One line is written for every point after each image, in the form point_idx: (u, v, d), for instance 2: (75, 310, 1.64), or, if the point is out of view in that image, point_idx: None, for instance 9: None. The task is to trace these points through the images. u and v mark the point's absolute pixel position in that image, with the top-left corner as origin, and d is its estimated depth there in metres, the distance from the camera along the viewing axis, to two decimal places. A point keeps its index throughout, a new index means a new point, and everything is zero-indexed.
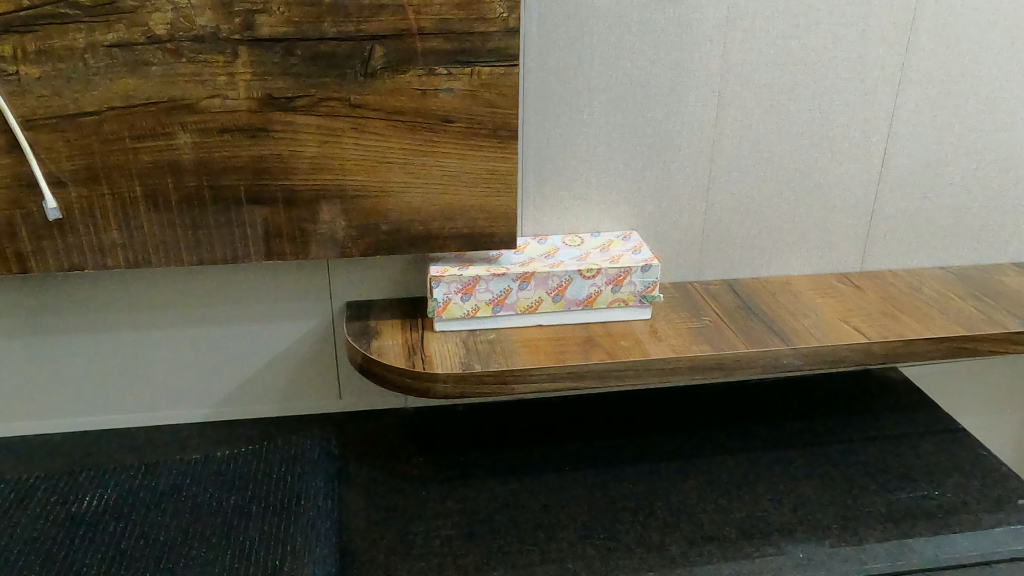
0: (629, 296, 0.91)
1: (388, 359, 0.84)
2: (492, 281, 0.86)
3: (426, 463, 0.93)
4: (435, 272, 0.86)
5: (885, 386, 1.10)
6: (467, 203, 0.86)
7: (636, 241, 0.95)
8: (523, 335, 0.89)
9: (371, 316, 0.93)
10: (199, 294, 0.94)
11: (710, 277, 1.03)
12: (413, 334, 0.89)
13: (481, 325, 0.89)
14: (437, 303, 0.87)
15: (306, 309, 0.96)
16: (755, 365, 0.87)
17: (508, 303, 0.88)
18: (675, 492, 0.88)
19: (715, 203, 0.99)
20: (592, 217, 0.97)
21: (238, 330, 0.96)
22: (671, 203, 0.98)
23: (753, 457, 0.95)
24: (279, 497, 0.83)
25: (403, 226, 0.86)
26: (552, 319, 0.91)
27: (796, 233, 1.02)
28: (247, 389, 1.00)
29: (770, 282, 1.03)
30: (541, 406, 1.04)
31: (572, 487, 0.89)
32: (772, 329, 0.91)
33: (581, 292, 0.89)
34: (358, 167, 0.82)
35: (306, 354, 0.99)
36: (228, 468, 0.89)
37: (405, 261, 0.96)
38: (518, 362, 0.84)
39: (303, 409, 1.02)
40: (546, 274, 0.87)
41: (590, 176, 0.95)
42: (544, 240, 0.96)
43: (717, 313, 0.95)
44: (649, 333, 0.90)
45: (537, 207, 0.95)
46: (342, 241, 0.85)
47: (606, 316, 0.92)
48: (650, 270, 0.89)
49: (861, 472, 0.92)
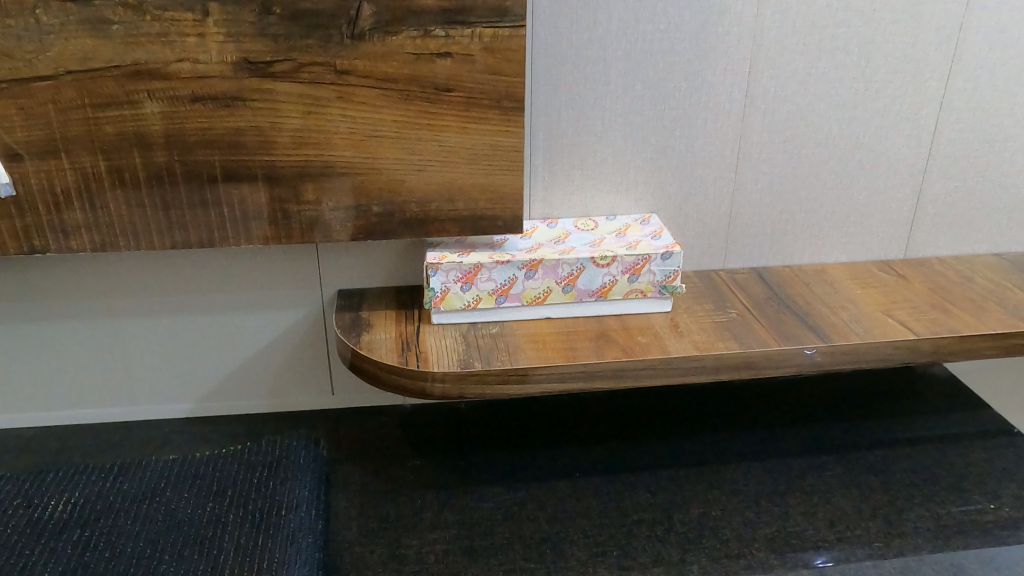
0: (648, 287, 0.82)
1: (379, 355, 0.76)
2: (495, 269, 0.78)
3: (423, 468, 0.85)
4: (432, 259, 0.77)
5: (928, 385, 1.01)
6: (468, 182, 0.77)
7: (656, 225, 0.86)
8: (530, 330, 0.80)
9: (364, 306, 0.85)
10: (179, 281, 0.86)
11: (738, 264, 0.94)
12: (409, 327, 0.81)
13: (484, 317, 0.81)
14: (435, 293, 0.78)
15: (294, 299, 0.88)
16: (789, 365, 0.78)
17: (513, 294, 0.80)
18: (698, 504, 0.80)
19: (745, 184, 0.89)
20: (607, 199, 0.88)
21: (222, 321, 0.88)
22: (695, 184, 0.88)
23: (783, 464, 0.86)
24: (259, 505, 0.76)
25: (397, 208, 0.77)
26: (561, 312, 0.82)
27: (833, 217, 0.93)
28: (232, 383, 0.92)
29: (803, 271, 0.94)
30: (550, 405, 0.96)
31: (584, 497, 0.81)
32: (807, 324, 0.82)
33: (594, 281, 0.80)
34: (346, 141, 0.74)
35: (296, 347, 0.91)
36: (207, 471, 0.81)
37: (401, 247, 0.87)
38: (525, 360, 0.75)
39: (293, 404, 0.95)
40: (555, 261, 0.78)
41: (606, 153, 0.85)
42: (554, 223, 0.87)
43: (746, 305, 0.86)
44: (671, 327, 0.81)
45: (547, 186, 0.86)
46: (330, 224, 0.77)
47: (623, 308, 0.83)
48: (671, 258, 0.80)
49: (905, 482, 0.83)
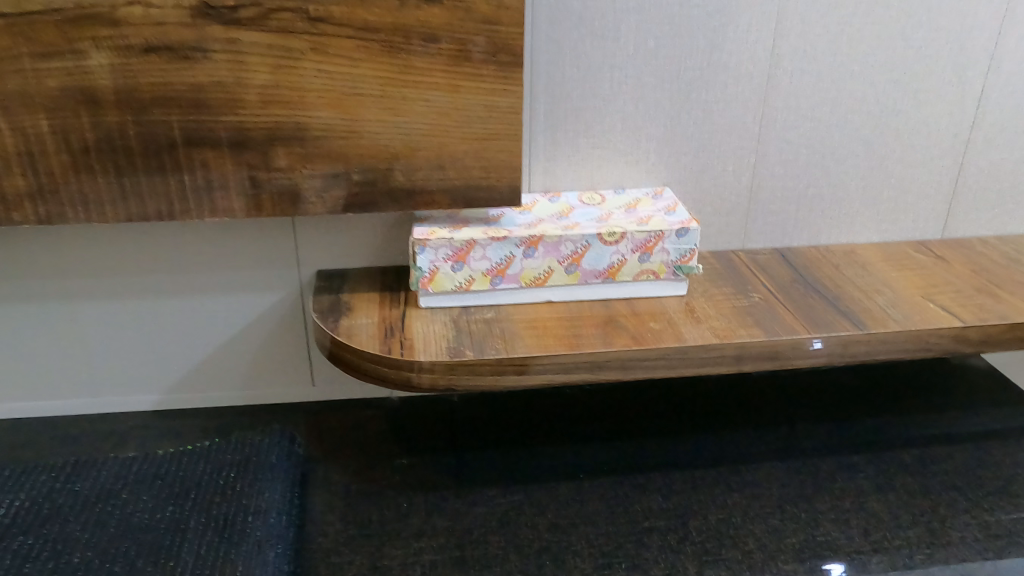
0: (661, 268, 0.73)
1: (359, 342, 0.68)
2: (491, 247, 0.69)
3: (410, 468, 0.77)
4: (419, 235, 0.69)
5: (964, 378, 0.92)
6: (460, 147, 0.68)
7: (669, 199, 0.77)
8: (530, 315, 0.72)
9: (345, 288, 0.77)
10: (142, 260, 0.77)
11: (759, 245, 0.85)
12: (393, 311, 0.72)
13: (477, 300, 0.73)
14: (422, 273, 0.70)
15: (269, 280, 0.80)
16: (820, 355, 0.70)
17: (510, 275, 0.71)
18: (716, 510, 0.72)
19: (768, 155, 0.81)
20: (615, 170, 0.79)
21: (189, 304, 0.80)
22: (714, 155, 0.80)
23: (809, 465, 0.78)
24: (224, 509, 0.67)
25: (380, 177, 0.68)
26: (564, 295, 0.74)
27: (865, 192, 0.84)
28: (202, 373, 0.84)
29: (831, 252, 0.85)
30: (551, 398, 0.88)
31: (589, 502, 0.72)
32: (839, 309, 0.73)
33: (601, 261, 0.72)
34: (322, 100, 0.65)
35: (272, 334, 0.83)
36: (168, 470, 0.72)
37: (387, 223, 0.79)
38: (523, 348, 0.67)
39: (270, 397, 0.86)
40: (558, 238, 0.69)
41: (615, 119, 0.77)
42: (557, 197, 0.78)
43: (769, 289, 0.77)
44: (687, 313, 0.73)
45: (549, 155, 0.78)
46: (305, 194, 0.68)
47: (632, 292, 0.74)
48: (687, 235, 0.71)
49: (945, 485, 0.75)
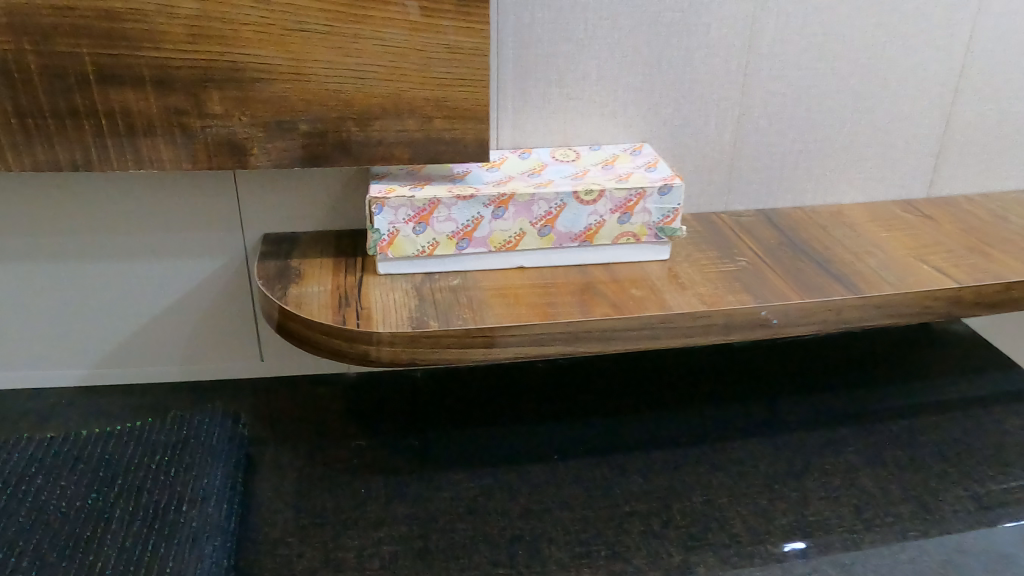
0: (642, 229, 0.67)
1: (309, 312, 0.60)
2: (456, 207, 0.62)
3: (369, 450, 0.70)
4: (375, 194, 0.61)
5: (948, 344, 0.89)
6: (420, 94, 0.60)
7: (649, 155, 0.71)
8: (500, 282, 0.65)
9: (294, 253, 0.69)
10: (62, 219, 0.69)
11: (742, 206, 0.80)
12: (348, 278, 0.65)
13: (442, 266, 0.66)
14: (380, 236, 0.63)
15: (208, 244, 0.72)
16: (812, 323, 0.65)
17: (478, 238, 0.65)
18: (699, 491, 0.67)
19: (752, 107, 0.75)
20: (591, 124, 0.73)
21: (117, 269, 0.72)
22: (695, 107, 0.73)
23: (795, 440, 0.73)
24: (155, 498, 0.60)
25: (330, 126, 0.61)
26: (537, 260, 0.67)
27: (853, 148, 0.79)
28: (135, 346, 0.76)
29: (818, 212, 0.80)
30: (522, 373, 0.82)
31: (564, 485, 0.67)
32: (829, 272, 0.68)
33: (577, 222, 0.65)
34: (259, 34, 0.57)
35: (213, 304, 0.75)
36: (93, 453, 0.65)
37: (340, 180, 0.71)
38: (492, 318, 0.60)
39: (213, 373, 0.79)
40: (530, 196, 0.63)
41: (590, 66, 0.70)
42: (528, 153, 0.71)
43: (756, 253, 0.72)
44: (670, 279, 0.67)
45: (519, 108, 0.70)
46: (243, 143, 0.60)
47: (611, 256, 0.68)
48: (670, 193, 0.65)
49: (936, 456, 0.71)
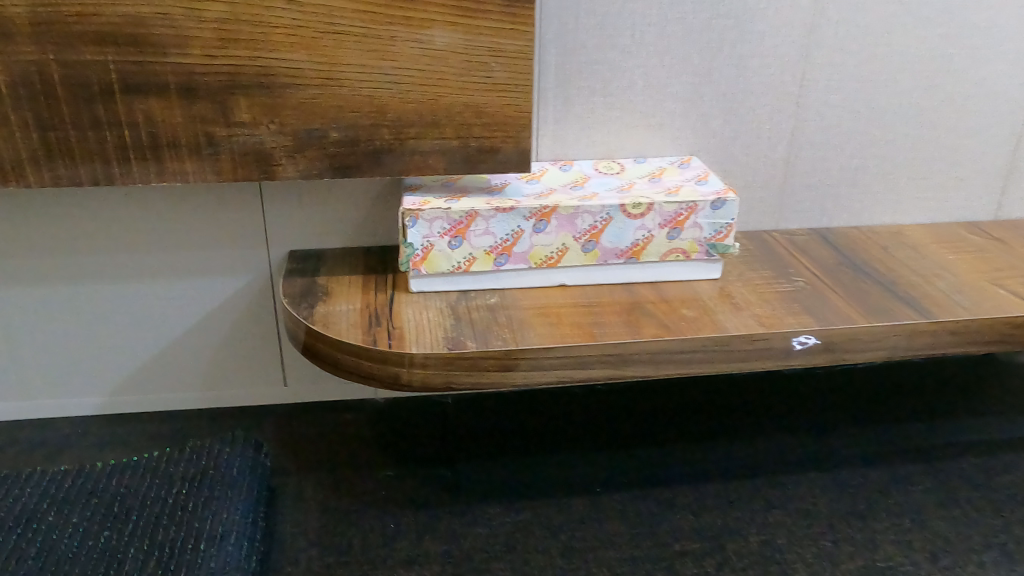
0: (692, 246, 0.63)
1: (338, 331, 0.56)
2: (495, 219, 0.58)
3: (398, 482, 0.66)
4: (409, 205, 0.58)
5: (1016, 376, 0.83)
6: (459, 100, 0.57)
7: (698, 168, 0.67)
8: (540, 301, 0.61)
9: (321, 271, 0.65)
10: (81, 237, 0.66)
11: (794, 225, 0.75)
12: (379, 295, 0.61)
13: (478, 283, 0.62)
14: (414, 251, 0.59)
15: (231, 261, 0.68)
16: (881, 347, 0.59)
17: (517, 254, 0.61)
18: (756, 530, 0.61)
19: (807, 120, 0.70)
20: (635, 136, 0.69)
21: (137, 289, 0.68)
22: (746, 119, 0.69)
23: (858, 476, 0.67)
24: (171, 536, 0.55)
25: (363, 135, 0.57)
26: (579, 278, 0.63)
27: (913, 164, 0.74)
28: (154, 370, 0.72)
29: (876, 233, 0.75)
30: (559, 400, 0.77)
31: (608, 522, 0.62)
32: (896, 294, 0.63)
33: (623, 238, 0.61)
34: (291, 38, 0.53)
35: (236, 325, 0.71)
36: (105, 488, 0.60)
37: (372, 194, 0.68)
38: (534, 339, 0.56)
39: (234, 398, 0.75)
40: (574, 209, 0.59)
41: (636, 74, 0.66)
42: (569, 165, 0.67)
43: (814, 273, 0.67)
44: (723, 299, 0.62)
45: (560, 117, 0.67)
46: (270, 153, 0.57)
47: (658, 274, 0.64)
48: (723, 207, 0.61)
49: (1015, 497, 0.65)
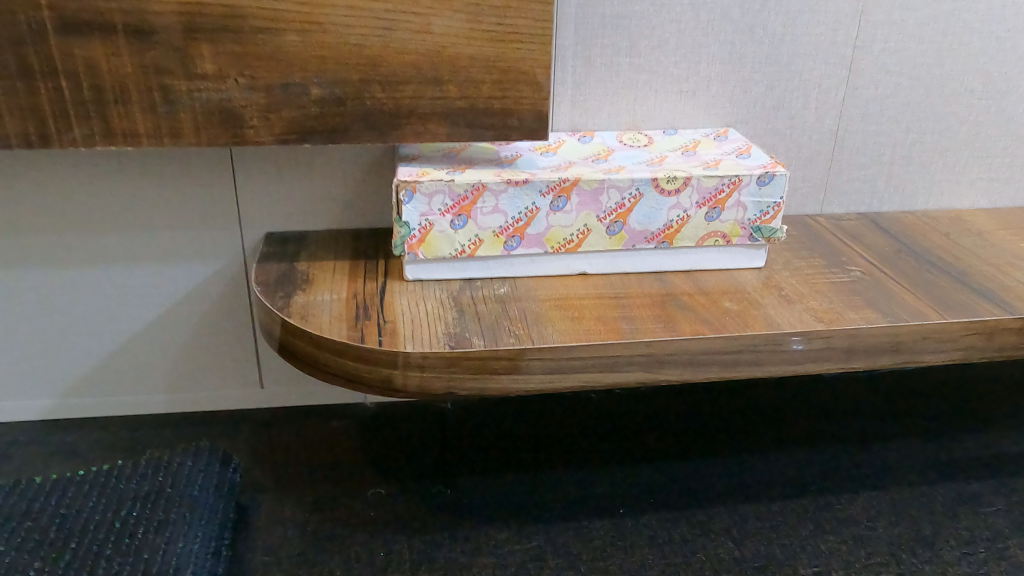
0: (733, 229, 0.54)
1: (319, 326, 0.47)
2: (506, 195, 0.49)
3: (390, 501, 0.57)
4: (405, 177, 0.49)
5: None
6: (464, 51, 0.48)
7: (738, 140, 0.58)
8: (557, 292, 0.52)
9: (302, 255, 0.56)
10: (23, 214, 0.56)
11: (840, 209, 0.66)
12: (368, 284, 0.52)
13: (485, 270, 0.53)
14: (409, 231, 0.50)
15: (199, 244, 0.59)
16: (956, 348, 0.51)
17: (530, 236, 0.51)
18: (808, 560, 0.52)
19: (860, 87, 0.62)
20: (665, 104, 0.60)
21: (89, 275, 0.59)
22: (792, 85, 0.60)
23: (918, 495, 0.59)
24: (113, 569, 0.45)
25: (350, 92, 0.48)
26: (602, 265, 0.54)
27: (976, 141, 0.66)
28: (112, 370, 0.63)
29: (932, 218, 0.66)
30: (574, 405, 0.68)
31: (635, 551, 0.53)
32: (969, 286, 0.55)
33: (655, 218, 0.52)
34: None
35: (205, 318, 0.62)
36: (41, 508, 0.50)
37: (361, 167, 0.59)
38: (552, 335, 0.47)
39: (204, 402, 0.65)
40: (598, 183, 0.50)
41: (668, 31, 0.57)
42: (589, 136, 0.58)
43: (870, 261, 0.58)
44: (769, 291, 0.54)
45: (580, 81, 0.58)
46: (239, 112, 0.47)
47: (693, 262, 0.55)
48: (772, 183, 0.52)
49: None
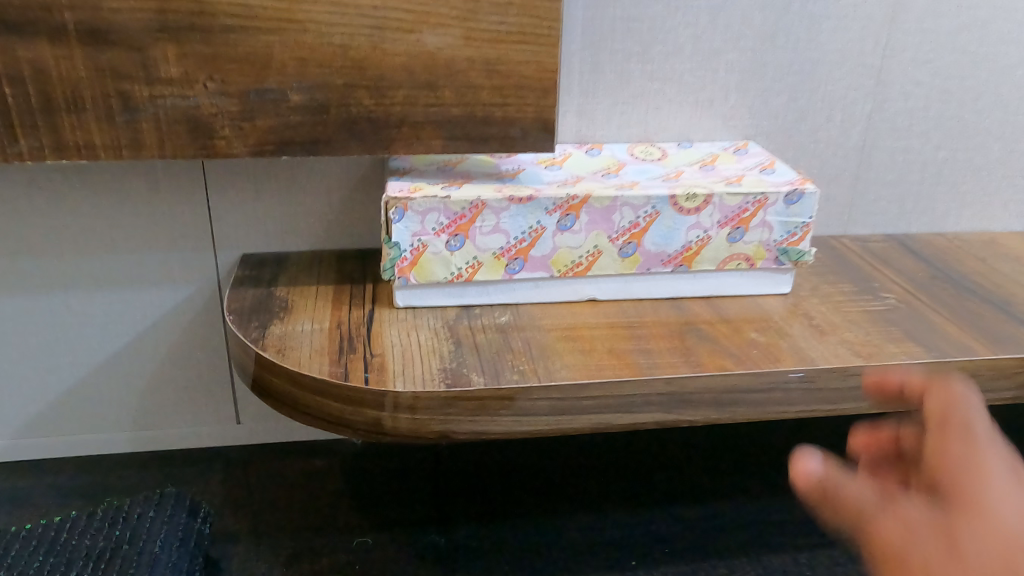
0: (758, 252, 0.49)
1: (297, 360, 0.42)
2: (508, 213, 0.44)
3: (377, 553, 0.51)
4: (395, 193, 0.44)
5: None
6: (462, 53, 0.43)
7: (759, 154, 0.53)
8: (565, 320, 0.47)
9: (281, 279, 0.51)
10: None
11: (865, 230, 0.62)
12: (354, 312, 0.47)
13: (484, 297, 0.47)
14: (400, 253, 0.44)
15: (168, 267, 0.54)
16: (1007, 387, 0.46)
17: (535, 259, 0.46)
18: None
19: (889, 100, 0.57)
20: (679, 115, 0.55)
21: (45, 300, 0.53)
22: (816, 95, 0.56)
23: None
24: None
25: (333, 98, 0.42)
26: (613, 291, 0.49)
27: (1011, 158, 0.61)
28: (71, 405, 0.57)
29: (964, 241, 0.61)
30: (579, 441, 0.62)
31: None
32: (1015, 317, 0.50)
33: (672, 240, 0.47)
34: None
35: (174, 348, 0.56)
36: None
37: (347, 182, 0.53)
38: (560, 372, 0.42)
39: (174, 439, 0.59)
40: (610, 201, 0.45)
41: (684, 36, 0.52)
42: (597, 149, 0.54)
43: (903, 288, 0.53)
44: (797, 320, 0.49)
45: (588, 89, 0.53)
46: (208, 121, 0.42)
47: (713, 287, 0.50)
48: (801, 201, 0.47)
49: None
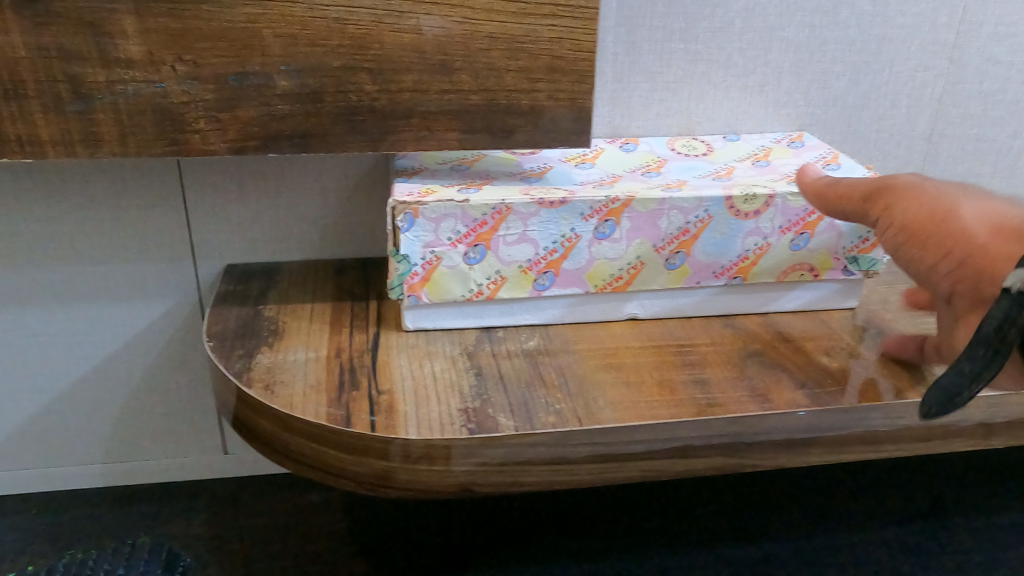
0: (823, 262, 0.42)
1: (290, 399, 0.35)
2: (537, 220, 0.37)
3: None
4: (403, 195, 0.37)
5: None
6: (482, 29, 0.35)
7: (819, 147, 0.46)
8: (602, 344, 0.40)
9: (271, 295, 0.44)
10: None
11: None
12: (356, 336, 0.40)
13: (507, 317, 0.41)
14: (409, 268, 0.37)
15: (140, 279, 0.47)
16: None
17: (567, 274, 0.39)
18: None
19: (962, 82, 0.50)
20: (726, 102, 0.48)
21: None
22: (880, 78, 0.49)
23: None
24: None
25: (329, 83, 0.35)
26: (657, 308, 0.42)
27: None
28: (35, 436, 0.50)
29: None
30: None
31: None
32: None
33: (727, 249, 0.40)
34: None
35: (151, 371, 0.50)
36: None
37: (346, 181, 0.46)
38: (603, 410, 0.35)
39: (153, 472, 0.53)
40: (656, 204, 0.38)
41: (734, 9, 0.45)
42: (633, 144, 0.47)
43: None
44: (870, 340, 0.42)
45: (622, 73, 0.46)
46: (177, 111, 0.35)
47: (770, 303, 0.43)
48: None
49: None
